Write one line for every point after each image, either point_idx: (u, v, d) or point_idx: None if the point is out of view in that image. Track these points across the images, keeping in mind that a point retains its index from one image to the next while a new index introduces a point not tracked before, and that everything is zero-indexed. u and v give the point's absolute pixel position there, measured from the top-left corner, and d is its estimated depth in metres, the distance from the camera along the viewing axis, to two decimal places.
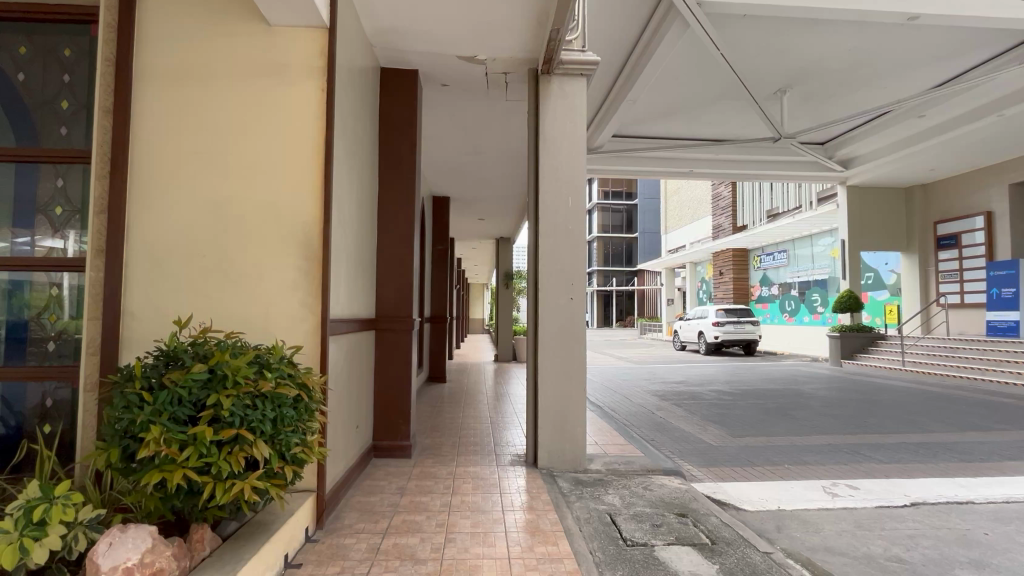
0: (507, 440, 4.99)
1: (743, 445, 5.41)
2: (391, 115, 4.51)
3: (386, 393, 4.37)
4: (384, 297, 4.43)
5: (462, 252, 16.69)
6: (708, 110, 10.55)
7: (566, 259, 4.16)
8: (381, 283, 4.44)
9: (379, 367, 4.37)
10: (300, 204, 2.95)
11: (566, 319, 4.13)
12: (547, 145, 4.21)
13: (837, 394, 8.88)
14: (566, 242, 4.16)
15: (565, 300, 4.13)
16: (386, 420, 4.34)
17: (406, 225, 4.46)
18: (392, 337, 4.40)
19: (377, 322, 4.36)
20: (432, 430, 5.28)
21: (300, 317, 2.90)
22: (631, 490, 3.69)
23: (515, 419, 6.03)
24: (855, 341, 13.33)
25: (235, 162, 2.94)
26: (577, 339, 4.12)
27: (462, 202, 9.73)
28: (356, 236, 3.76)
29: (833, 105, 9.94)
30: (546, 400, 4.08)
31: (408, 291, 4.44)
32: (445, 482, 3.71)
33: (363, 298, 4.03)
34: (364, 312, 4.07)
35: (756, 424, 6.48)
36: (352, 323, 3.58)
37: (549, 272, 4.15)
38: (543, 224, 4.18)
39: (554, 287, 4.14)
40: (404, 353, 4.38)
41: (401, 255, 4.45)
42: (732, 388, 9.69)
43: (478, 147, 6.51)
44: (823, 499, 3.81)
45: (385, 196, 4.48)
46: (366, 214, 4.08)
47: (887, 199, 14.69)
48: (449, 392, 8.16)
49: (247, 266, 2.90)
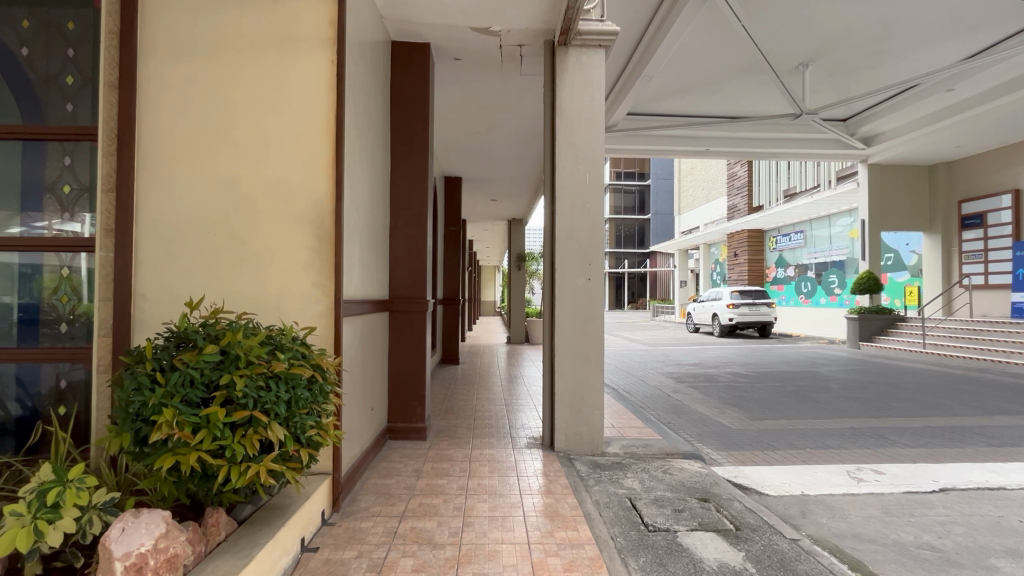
0: (522, 423, 4.94)
1: (763, 428, 5.32)
2: (402, 91, 4.39)
3: (401, 375, 4.32)
4: (397, 278, 4.36)
5: (474, 234, 16.60)
6: (727, 85, 10.26)
7: (584, 238, 4.04)
8: (395, 264, 4.36)
9: (393, 349, 4.31)
10: (312, 182, 2.86)
11: (583, 300, 4.02)
12: (564, 120, 4.07)
13: (856, 377, 8.73)
14: (585, 221, 4.04)
15: (583, 281, 4.03)
16: (400, 402, 4.30)
17: (419, 205, 4.36)
18: (406, 318, 4.33)
19: (390, 304, 4.28)
20: (447, 413, 5.24)
21: (314, 297, 2.83)
22: (651, 474, 3.62)
23: (529, 402, 5.98)
24: (874, 324, 13.10)
25: (244, 139, 2.85)
26: (596, 321, 4.02)
27: (475, 183, 9.60)
28: (368, 216, 3.67)
29: (856, 80, 9.61)
30: (563, 382, 4.01)
31: (422, 272, 4.36)
32: (461, 465, 3.67)
33: (376, 279, 3.96)
34: (378, 293, 4.01)
35: (775, 406, 6.37)
36: (365, 305, 3.52)
37: (567, 251, 4.04)
38: (560, 202, 4.05)
39: (571, 267, 4.03)
40: (418, 334, 4.32)
41: (415, 235, 4.36)
42: (749, 370, 9.57)
43: (491, 124, 6.37)
44: (848, 484, 3.70)
45: (397, 175, 4.37)
46: (379, 194, 3.99)
47: (910, 178, 14.32)
48: (462, 374, 8.13)
49: (258, 247, 2.82)
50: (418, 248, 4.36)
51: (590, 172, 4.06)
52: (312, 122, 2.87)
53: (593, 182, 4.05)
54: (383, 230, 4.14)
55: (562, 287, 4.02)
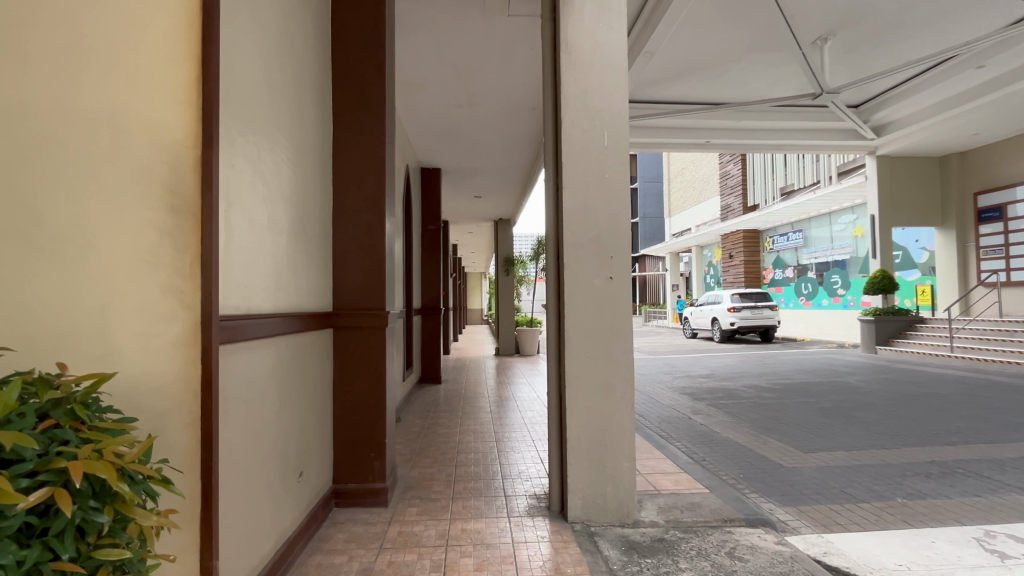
0: (518, 470, 3.76)
1: (822, 463, 4.21)
2: (349, 27, 3.23)
3: (353, 416, 3.12)
4: (346, 282, 3.17)
5: (457, 237, 15.44)
6: (734, 66, 9.27)
7: (601, 222, 2.89)
8: (340, 263, 3.17)
9: (341, 380, 3.13)
10: (165, 121, 1.68)
11: (603, 309, 2.87)
12: (571, 56, 2.93)
13: (891, 387, 7.70)
14: (601, 199, 2.90)
15: (603, 281, 2.88)
16: (351, 455, 3.10)
17: (374, 181, 3.18)
18: (359, 339, 3.14)
19: (333, 318, 3.09)
20: (421, 459, 4.03)
21: (165, 312, 1.65)
22: (714, 563, 2.45)
23: (525, 435, 4.81)
24: (891, 326, 12.15)
25: (34, 31, 1.57)
26: (622, 337, 2.88)
27: (455, 176, 8.45)
28: (289, 191, 2.50)
29: (877, 56, 8.65)
30: (577, 425, 2.84)
31: (379, 273, 3.16)
32: (434, 556, 2.48)
33: (307, 283, 2.78)
34: (310, 305, 2.82)
35: (822, 431, 5.29)
36: (282, 323, 2.34)
37: (578, 242, 2.88)
38: (568, 172, 2.91)
39: (585, 263, 2.88)
40: (375, 360, 3.14)
41: (369, 222, 3.16)
42: (769, 382, 8.47)
43: (471, 93, 5.24)
44: (994, 566, 2.55)
45: (342, 140, 3.19)
46: (310, 165, 2.81)
47: (920, 170, 13.52)
48: (444, 396, 6.94)
49: (57, 225, 1.56)
50: (373, 241, 3.16)
51: (610, 129, 2.92)
52: (161, 17, 1.68)
53: (613, 145, 2.91)
54: (319, 215, 2.95)
55: (573, 292, 2.87)
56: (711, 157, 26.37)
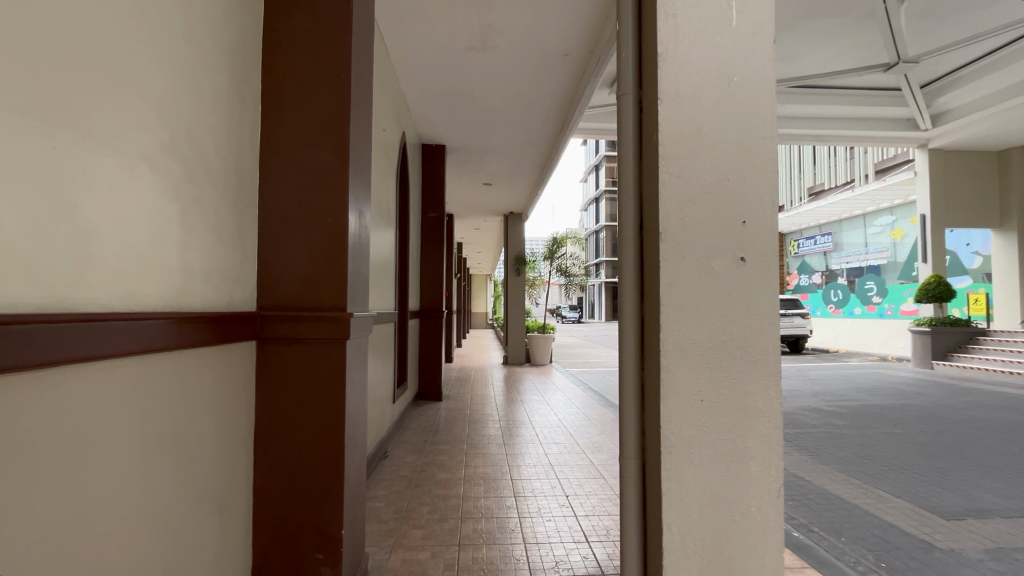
0: (552, 562, 2.47)
1: (987, 542, 2.92)
2: None
3: (286, 492, 1.85)
4: (278, 265, 1.88)
5: (463, 234, 14.19)
6: (786, 37, 8.01)
7: (722, 162, 1.63)
8: (271, 232, 1.88)
9: (270, 428, 1.86)
10: None
11: (732, 313, 1.61)
12: None
13: (983, 413, 6.38)
14: (725, 122, 1.63)
15: (729, 264, 1.61)
16: (284, 553, 1.84)
17: (330, 97, 1.90)
18: (299, 360, 1.87)
19: (258, 323, 1.84)
20: (408, 533, 2.73)
21: None
22: None
23: (555, 485, 3.51)
24: (949, 339, 10.80)
25: None
26: (761, 365, 1.61)
27: (462, 155, 7.20)
28: (139, 74, 1.26)
29: (959, 22, 7.38)
30: (682, 524, 1.57)
31: (336, 249, 1.89)
32: None
33: (200, 261, 1.53)
34: (205, 302, 1.58)
35: (944, 480, 4.00)
36: (80, 330, 1.10)
37: (685, 197, 1.61)
38: (667, 68, 1.63)
39: (696, 236, 1.61)
40: (327, 396, 1.87)
41: (322, 163, 1.89)
42: (829, 404, 7.13)
43: (485, 28, 4.00)
44: None
45: (278, 29, 1.92)
46: (209, 47, 1.56)
47: (975, 166, 12.22)
48: (445, 418, 5.65)
49: None
50: (326, 196, 1.89)
51: None
52: None
53: (745, 25, 1.65)
54: (230, 144, 1.69)
55: (675, 284, 1.60)
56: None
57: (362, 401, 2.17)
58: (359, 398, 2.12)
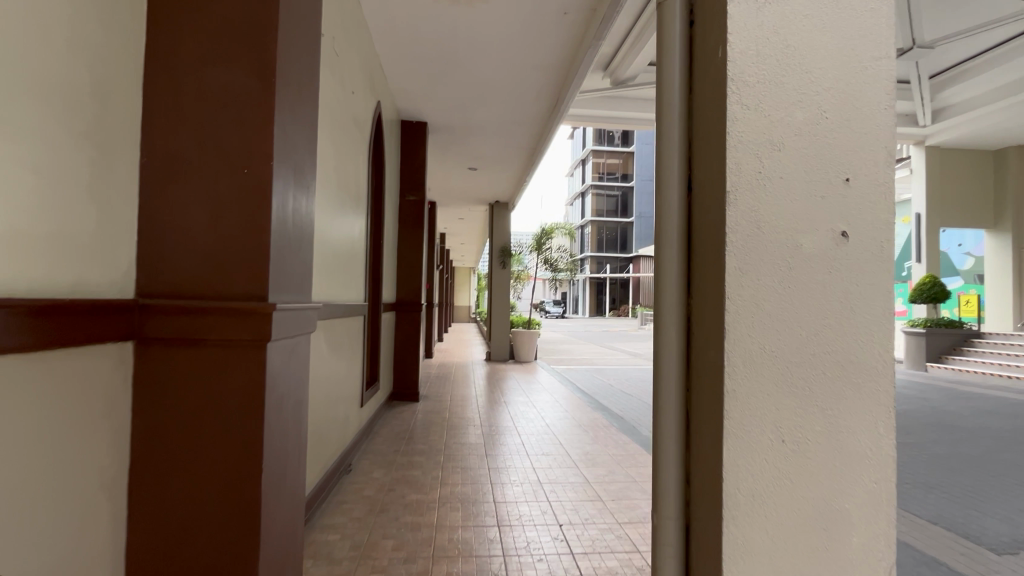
0: None
1: None
2: None
3: (179, 561, 1.30)
4: (169, 234, 1.32)
5: (447, 224, 13.60)
6: None
7: (816, 91, 1.11)
8: (160, 186, 1.32)
9: (156, 465, 1.30)
10: None
11: (828, 312, 1.10)
12: None
13: (990, 421, 6.04)
14: (823, 29, 1.11)
15: (824, 240, 1.10)
16: None
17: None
18: (199, 371, 1.31)
19: (137, 316, 1.27)
20: None
21: None
22: None
23: (546, 509, 2.99)
24: (942, 341, 10.55)
25: None
26: (867, 389, 1.10)
27: (445, 135, 6.64)
28: None
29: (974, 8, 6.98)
30: None
31: (253, 211, 1.32)
32: None
33: (16, 218, 0.97)
34: (30, 285, 1.01)
35: (975, 500, 3.59)
36: None
37: (765, 141, 1.09)
38: None
39: (777, 199, 1.09)
40: (239, 421, 1.31)
41: (237, 89, 1.33)
42: None
43: None
44: None
45: None
46: None
47: (971, 165, 11.98)
48: (421, 422, 5.11)
49: None
50: (241, 138, 1.33)
51: None
52: None
53: None
54: (88, 48, 1.13)
55: (748, 269, 1.08)
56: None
57: (297, 423, 1.62)
58: (293, 419, 1.57)
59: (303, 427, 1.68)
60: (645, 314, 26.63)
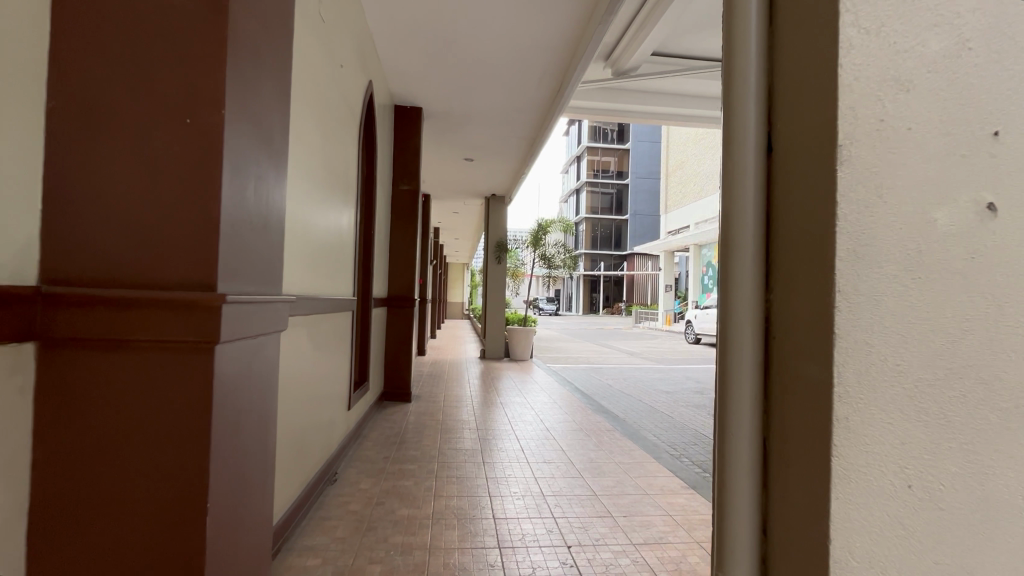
0: None
1: None
2: None
3: None
4: (88, 205, 1.00)
5: (442, 217, 13.29)
6: None
7: (957, 12, 0.82)
8: (76, 144, 1.01)
9: (68, 509, 0.99)
10: None
11: (969, 309, 0.81)
12: None
13: None
14: None
15: (968, 212, 0.82)
16: None
17: None
18: (127, 382, 1.01)
19: (41, 312, 0.97)
20: None
21: None
22: None
23: (552, 528, 2.69)
24: None
25: None
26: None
27: (441, 122, 6.34)
28: None
29: None
30: None
31: (198, 177, 1.02)
32: None
33: None
34: None
35: None
36: None
37: (888, 79, 0.80)
38: None
39: (905, 158, 0.80)
40: (179, 446, 1.01)
41: (179, 18, 1.03)
42: None
43: None
44: None
45: None
46: None
47: None
48: (413, 424, 4.81)
49: None
50: (184, 82, 1.02)
51: None
52: None
53: None
54: None
55: (869, 253, 0.79)
56: (718, 136, 22.39)
57: (262, 446, 1.31)
58: (256, 442, 1.26)
59: (271, 450, 1.37)
60: (640, 312, 26.49)
